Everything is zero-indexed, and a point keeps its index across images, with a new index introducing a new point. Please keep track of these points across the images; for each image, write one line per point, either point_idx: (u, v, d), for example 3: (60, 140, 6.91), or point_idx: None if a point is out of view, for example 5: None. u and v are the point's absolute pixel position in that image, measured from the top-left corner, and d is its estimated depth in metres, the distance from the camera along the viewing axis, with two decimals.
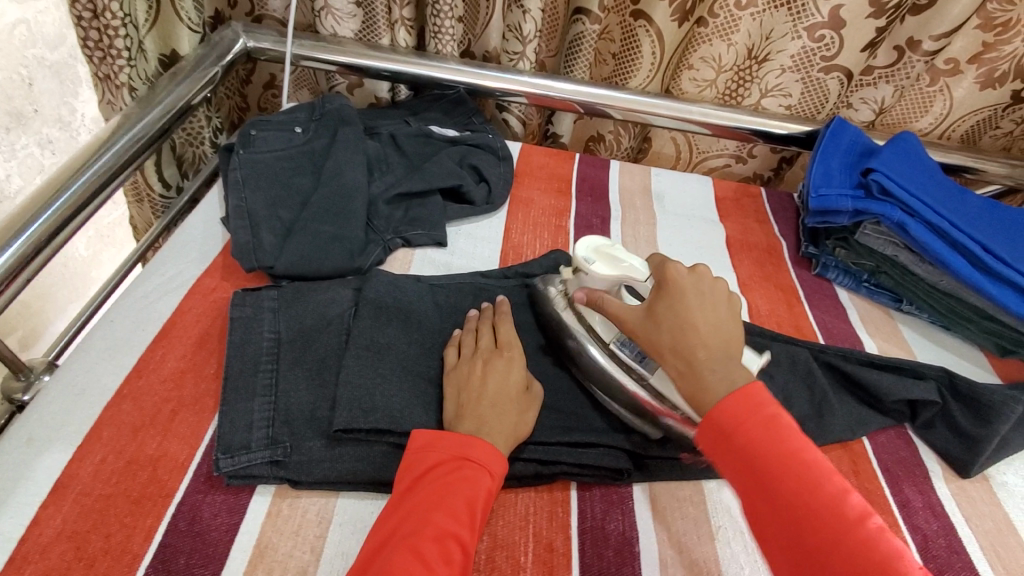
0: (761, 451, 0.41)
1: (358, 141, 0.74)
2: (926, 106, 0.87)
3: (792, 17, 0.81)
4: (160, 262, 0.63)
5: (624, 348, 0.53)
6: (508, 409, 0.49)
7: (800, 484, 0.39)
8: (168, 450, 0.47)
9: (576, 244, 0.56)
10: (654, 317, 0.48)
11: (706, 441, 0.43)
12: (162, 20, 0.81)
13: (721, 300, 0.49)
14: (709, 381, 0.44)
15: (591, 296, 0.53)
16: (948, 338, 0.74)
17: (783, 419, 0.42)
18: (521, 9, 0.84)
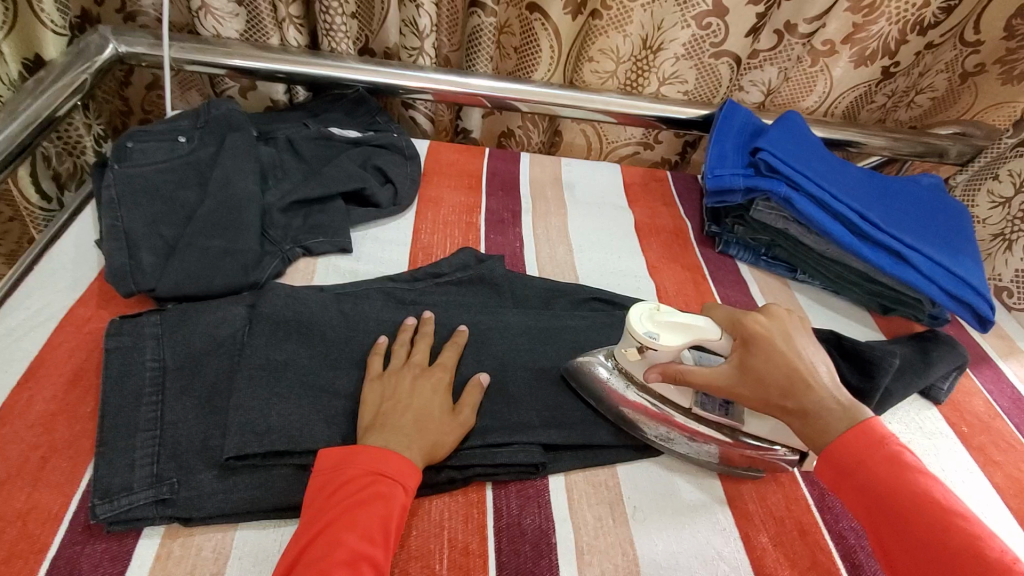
0: (888, 487, 0.42)
1: (249, 148, 0.69)
2: (810, 86, 0.93)
3: (679, 7, 0.84)
4: (25, 294, 0.56)
5: (709, 410, 0.52)
6: (427, 427, 0.47)
7: (934, 521, 0.40)
8: (40, 501, 0.43)
9: (629, 318, 0.50)
10: (749, 370, 0.48)
11: (829, 474, 0.45)
12: (20, 23, 0.73)
13: (804, 332, 0.50)
14: (833, 423, 0.45)
15: (669, 372, 0.50)
16: (839, 301, 0.79)
17: (911, 457, 0.43)
18: (414, 4, 0.82)
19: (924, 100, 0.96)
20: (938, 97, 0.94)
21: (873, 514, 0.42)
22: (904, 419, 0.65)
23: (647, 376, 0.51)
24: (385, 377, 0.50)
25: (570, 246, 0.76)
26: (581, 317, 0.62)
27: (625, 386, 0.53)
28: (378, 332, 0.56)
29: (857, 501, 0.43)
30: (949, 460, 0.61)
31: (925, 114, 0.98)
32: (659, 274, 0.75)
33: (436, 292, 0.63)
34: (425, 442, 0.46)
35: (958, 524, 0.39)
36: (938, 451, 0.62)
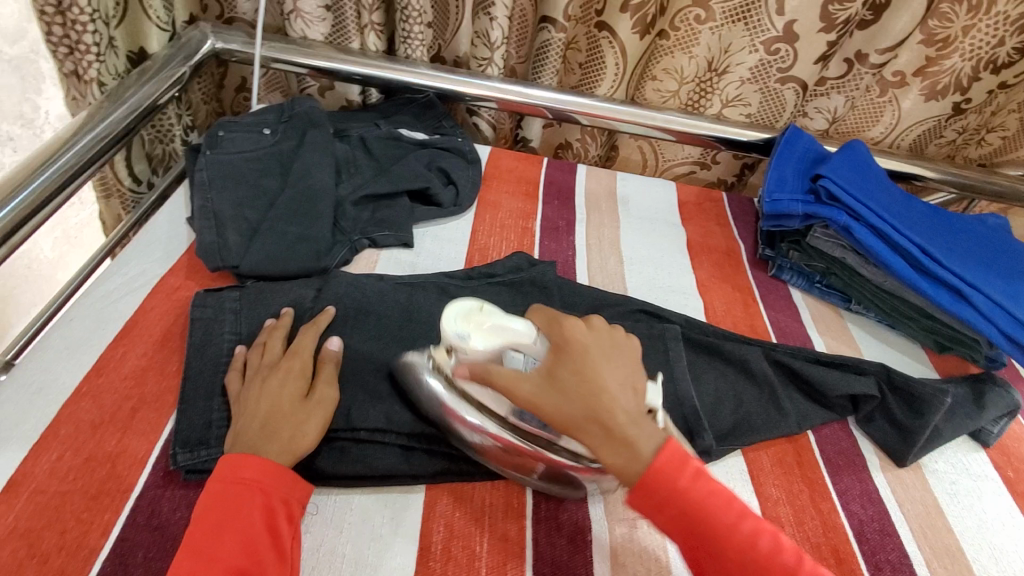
0: (701, 512, 0.41)
1: (326, 144, 0.74)
2: (876, 116, 0.92)
3: (748, 31, 0.85)
4: (124, 261, 0.62)
5: (525, 420, 0.47)
6: (279, 427, 0.46)
7: (741, 533, 0.41)
8: (129, 446, 0.47)
9: (443, 317, 0.48)
10: (558, 385, 0.44)
11: (642, 506, 0.41)
12: (131, 16, 0.79)
13: (622, 349, 0.47)
14: (639, 446, 0.42)
15: (474, 370, 0.46)
16: (892, 335, 0.78)
17: (704, 473, 0.42)
18: (487, 17, 0.86)
19: (995, 139, 0.93)
20: (1009, 137, 0.92)
21: (692, 544, 0.41)
22: (951, 459, 0.63)
23: (455, 372, 0.47)
24: (239, 400, 0.49)
25: (621, 258, 0.78)
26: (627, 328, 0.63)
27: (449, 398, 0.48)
28: (431, 324, 0.58)
29: (675, 534, 0.41)
30: (992, 503, 0.60)
31: (995, 153, 0.95)
32: (709, 293, 0.76)
33: (489, 290, 0.66)
34: (287, 445, 0.45)
35: (757, 530, 0.41)
36: (982, 493, 0.60)
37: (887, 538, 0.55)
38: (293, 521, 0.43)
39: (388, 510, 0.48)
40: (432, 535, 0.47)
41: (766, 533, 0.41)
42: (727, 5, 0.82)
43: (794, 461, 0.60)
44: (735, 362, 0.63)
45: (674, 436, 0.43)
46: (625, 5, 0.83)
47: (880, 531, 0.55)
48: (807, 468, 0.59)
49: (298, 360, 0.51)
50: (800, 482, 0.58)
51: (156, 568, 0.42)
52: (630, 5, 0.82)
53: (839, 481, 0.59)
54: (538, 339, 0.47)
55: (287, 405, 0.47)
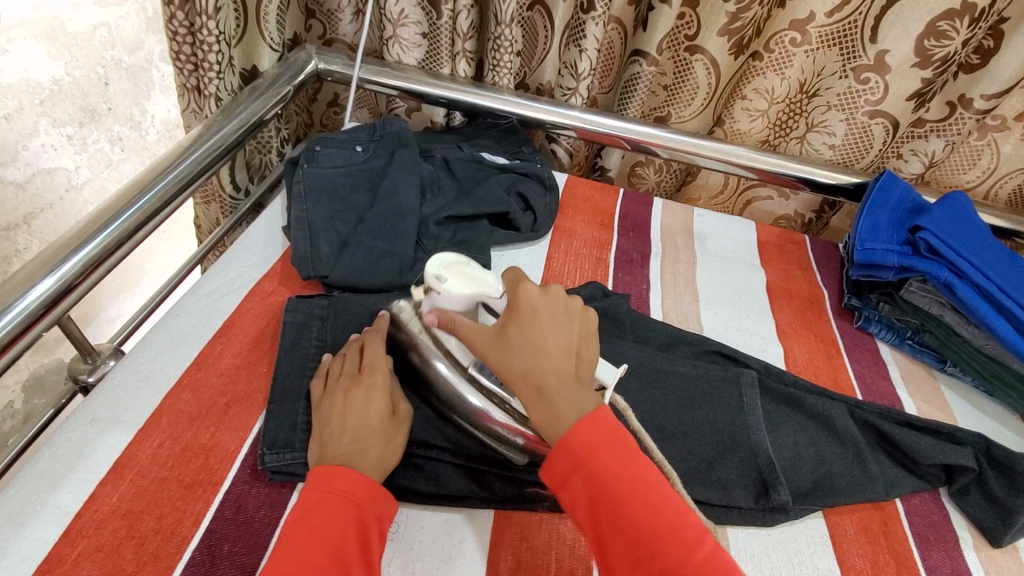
0: (612, 477, 0.41)
1: (414, 164, 0.77)
2: (974, 160, 0.88)
3: (843, 57, 0.83)
4: (225, 263, 0.67)
5: (484, 374, 0.52)
6: (369, 445, 0.47)
7: (647, 504, 0.40)
8: (220, 441, 0.50)
9: (427, 263, 0.53)
10: (504, 338, 0.46)
11: (559, 466, 0.43)
12: (248, 38, 0.85)
13: (573, 317, 0.48)
14: (561, 411, 0.44)
15: (443, 318, 0.51)
16: (990, 403, 0.72)
17: (629, 443, 0.43)
18: (578, 48, 0.87)
19: None
20: None
21: (598, 509, 0.41)
22: None
23: (426, 317, 0.53)
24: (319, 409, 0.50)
25: (696, 296, 0.76)
26: (702, 368, 0.61)
27: (434, 356, 0.53)
28: None
29: (581, 496, 0.42)
30: None
31: None
32: (789, 340, 0.73)
33: None
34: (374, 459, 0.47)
35: (663, 504, 0.40)
36: None
37: None
38: (383, 537, 0.44)
39: (456, 533, 0.48)
40: (500, 564, 0.47)
41: (670, 510, 0.40)
42: (826, 29, 0.80)
43: (879, 530, 0.56)
44: (818, 417, 0.60)
45: (610, 406, 0.45)
46: (722, 29, 0.82)
47: None
48: (894, 539, 0.55)
49: (380, 376, 0.52)
50: (886, 553, 0.54)
51: (240, 562, 0.44)
52: (728, 28, 0.81)
53: (929, 557, 0.55)
54: (504, 294, 0.51)
55: (374, 421, 0.49)
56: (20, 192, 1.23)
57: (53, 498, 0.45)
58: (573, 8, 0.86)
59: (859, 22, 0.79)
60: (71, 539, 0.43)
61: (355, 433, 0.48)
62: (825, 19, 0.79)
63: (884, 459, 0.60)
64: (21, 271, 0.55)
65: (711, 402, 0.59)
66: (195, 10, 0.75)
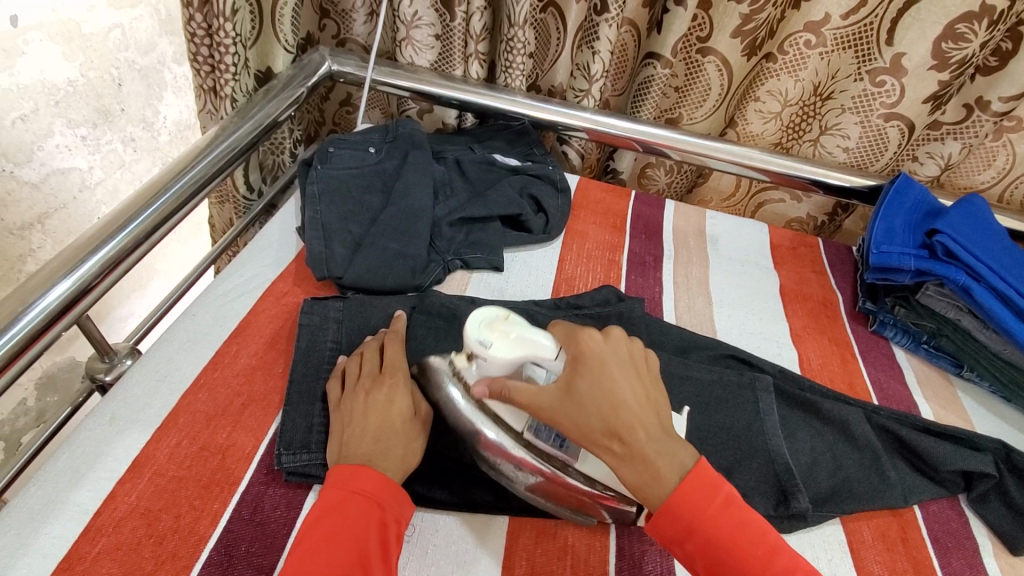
0: (726, 539, 0.41)
1: (427, 165, 0.77)
2: (988, 160, 0.86)
3: (858, 59, 0.82)
4: (240, 264, 0.67)
5: (541, 437, 0.48)
6: (390, 445, 0.48)
7: (764, 562, 0.41)
8: (237, 441, 0.50)
9: (465, 324, 0.47)
10: (574, 396, 0.44)
11: (666, 531, 0.42)
12: (263, 39, 0.86)
13: (639, 361, 0.47)
14: (662, 469, 0.43)
15: (494, 386, 0.46)
16: (1009, 410, 0.71)
17: (734, 498, 0.43)
18: (590, 50, 0.87)
19: None
20: None
21: (714, 571, 0.42)
22: None
23: (476, 389, 0.48)
24: (340, 408, 0.51)
25: (709, 299, 0.76)
26: (716, 372, 0.61)
27: (449, 381, 0.51)
28: None
29: (695, 557, 0.42)
30: None
31: None
32: (803, 344, 0.72)
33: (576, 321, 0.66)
34: (393, 460, 0.47)
35: (778, 560, 0.41)
36: None
37: None
38: (402, 539, 0.44)
39: (472, 536, 0.49)
40: (514, 566, 0.47)
41: (788, 565, 0.41)
42: (840, 32, 0.79)
43: (897, 537, 0.55)
44: (834, 422, 0.60)
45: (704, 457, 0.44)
46: (736, 31, 0.81)
47: None
48: (912, 546, 0.55)
49: (401, 376, 0.52)
50: (904, 560, 0.54)
51: (257, 563, 0.44)
52: (742, 30, 0.81)
53: (947, 564, 0.54)
54: (559, 354, 0.46)
55: (398, 421, 0.49)
56: (35, 191, 1.25)
57: (73, 496, 0.45)
58: (586, 10, 0.86)
59: (876, 24, 0.78)
60: (90, 537, 0.43)
61: (375, 430, 0.48)
62: (840, 22, 0.78)
63: (902, 464, 0.60)
64: (41, 271, 0.56)
65: (725, 407, 0.58)
66: (212, 12, 0.76)
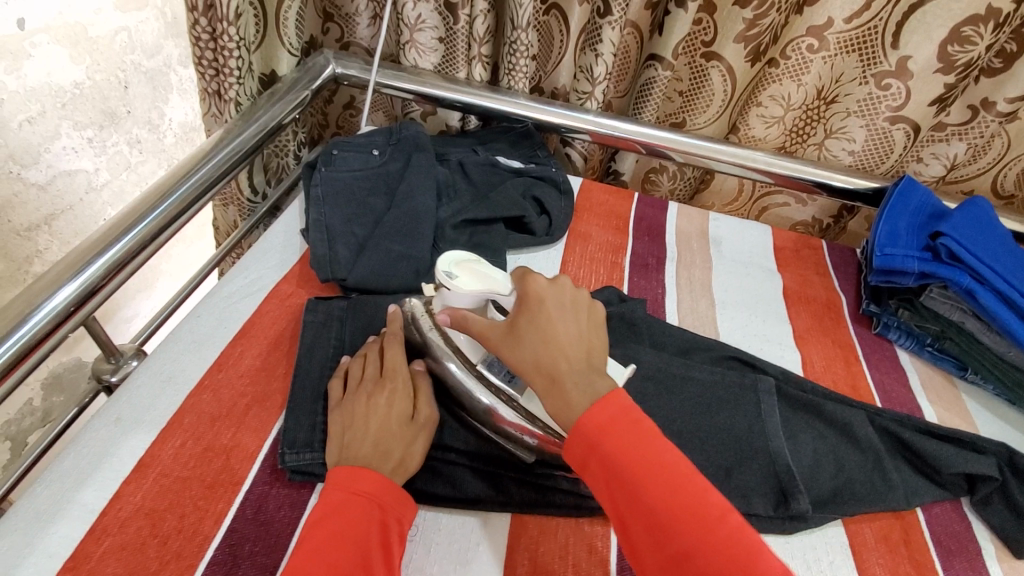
0: (626, 457, 0.41)
1: (430, 167, 0.78)
2: (983, 150, 0.87)
3: (862, 63, 0.82)
4: (245, 265, 0.68)
5: (494, 373, 0.52)
6: (392, 447, 0.48)
7: (665, 482, 0.40)
8: (241, 441, 0.51)
9: (439, 258, 0.53)
10: (515, 330, 0.48)
11: (575, 450, 0.43)
12: (267, 43, 0.86)
13: (582, 309, 0.49)
14: (572, 395, 0.44)
15: (455, 316, 0.51)
16: (1013, 412, 0.71)
17: (645, 423, 0.43)
18: (594, 53, 0.88)
19: None
20: None
21: (614, 491, 0.41)
22: None
23: (438, 317, 0.53)
24: (340, 409, 0.51)
25: (711, 301, 0.76)
26: (718, 374, 0.61)
27: (444, 352, 0.54)
28: None
29: (598, 477, 0.42)
30: None
31: None
32: (806, 346, 0.72)
33: None
34: (394, 463, 0.47)
35: (684, 482, 0.40)
36: None
37: None
38: (402, 541, 0.44)
39: (474, 536, 0.49)
40: (516, 567, 0.47)
41: (691, 487, 0.40)
42: (844, 36, 0.79)
43: (900, 539, 0.55)
44: (837, 424, 0.60)
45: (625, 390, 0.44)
46: (739, 36, 0.81)
47: None
48: (915, 548, 0.55)
49: (399, 380, 0.53)
50: (907, 563, 0.53)
51: (260, 562, 0.44)
52: (744, 35, 0.81)
53: (950, 567, 0.54)
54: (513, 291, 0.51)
55: (397, 425, 0.49)
56: (42, 193, 1.26)
57: (79, 496, 0.46)
58: (589, 13, 0.86)
59: (880, 27, 0.78)
60: (96, 537, 0.44)
61: (372, 433, 0.48)
62: (844, 25, 0.78)
63: (906, 466, 0.59)
64: (49, 273, 0.57)
65: (728, 409, 0.58)
66: (216, 16, 0.76)
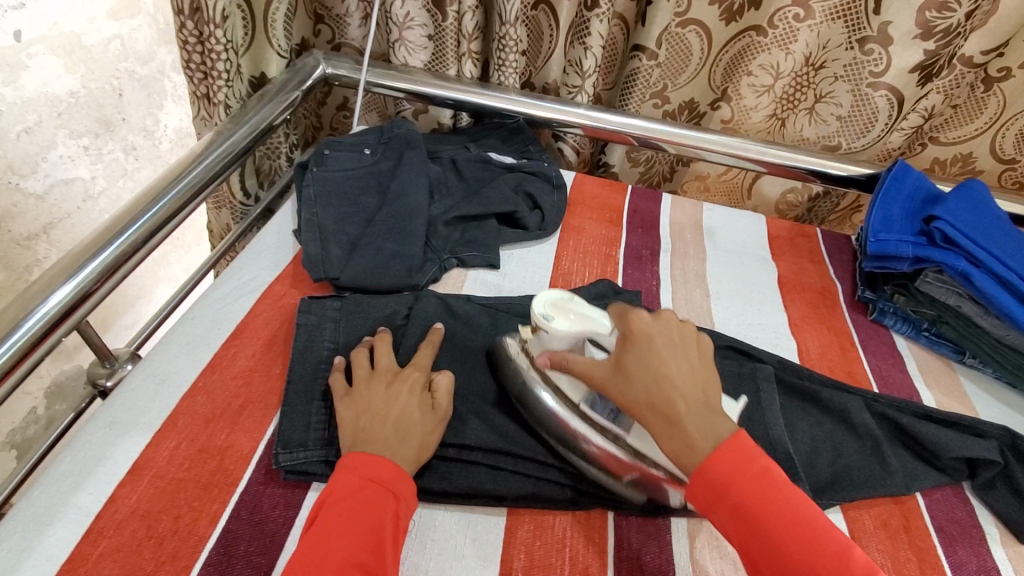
0: (762, 508, 0.41)
1: (422, 165, 0.77)
2: (979, 109, 0.87)
3: (848, 29, 0.82)
4: (238, 267, 0.68)
5: (597, 411, 0.51)
6: (411, 433, 0.48)
7: (804, 535, 0.41)
8: (235, 442, 0.51)
9: (534, 300, 0.52)
10: (623, 369, 0.47)
11: (700, 497, 0.43)
12: (256, 44, 0.86)
13: (688, 343, 0.49)
14: (697, 439, 0.44)
15: (555, 357, 0.51)
16: (1014, 396, 0.70)
17: (775, 472, 0.43)
18: (582, 46, 0.87)
19: None
20: None
21: (750, 543, 0.41)
22: None
23: (539, 360, 0.52)
24: (353, 397, 0.51)
25: (706, 291, 0.76)
26: (715, 364, 0.61)
27: (538, 384, 0.53)
28: None
29: (731, 526, 0.42)
30: None
31: None
32: (802, 333, 0.72)
33: None
34: (410, 450, 0.48)
35: (823, 540, 0.40)
36: None
37: None
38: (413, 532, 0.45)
39: (470, 530, 0.49)
40: (513, 562, 0.47)
41: (833, 543, 0.40)
42: (830, 4, 0.79)
43: (900, 525, 0.55)
44: (833, 411, 0.60)
45: (747, 432, 0.45)
46: None
47: None
48: (915, 534, 0.54)
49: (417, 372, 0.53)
50: (907, 549, 0.53)
51: (255, 562, 0.44)
52: None
53: (952, 553, 0.54)
54: (612, 330, 0.50)
55: (417, 414, 0.50)
56: (40, 203, 1.25)
57: (74, 500, 0.46)
58: (577, 6, 0.86)
59: None
60: (92, 539, 0.44)
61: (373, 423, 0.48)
62: None
63: (904, 450, 0.59)
64: (41, 278, 0.57)
65: (725, 397, 0.58)
66: (202, 20, 0.77)
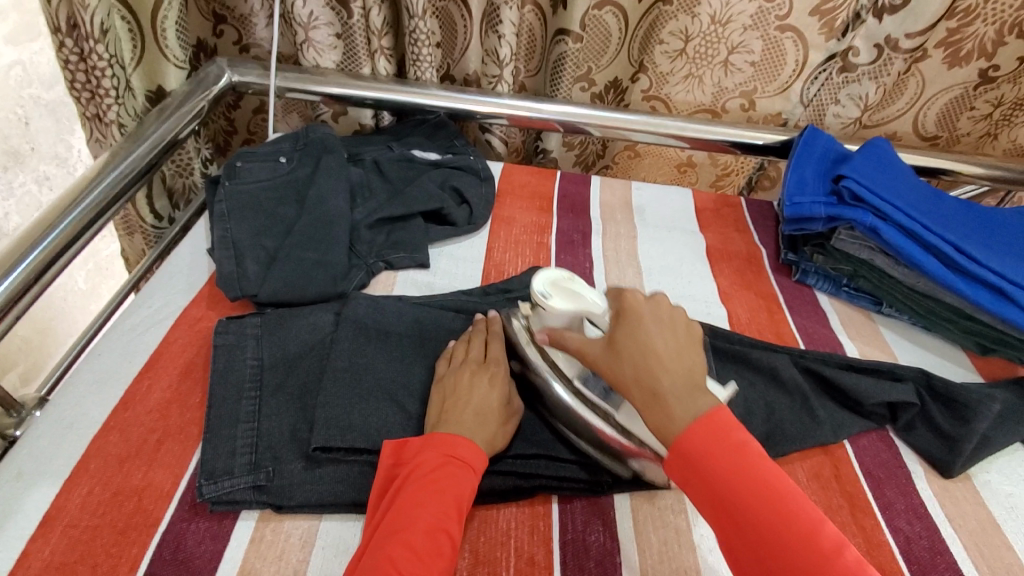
0: (733, 480, 0.40)
1: (340, 169, 0.75)
2: (901, 89, 0.92)
3: None
4: (150, 293, 0.64)
5: (590, 388, 0.51)
6: (489, 420, 0.50)
7: (776, 510, 0.38)
8: (154, 479, 0.48)
9: (533, 278, 0.54)
10: (615, 348, 0.46)
11: (676, 470, 0.42)
12: (149, 56, 0.81)
13: (680, 324, 0.47)
14: (676, 413, 0.42)
15: (552, 335, 0.51)
16: (929, 337, 0.74)
17: (752, 446, 0.41)
18: (496, 35, 0.86)
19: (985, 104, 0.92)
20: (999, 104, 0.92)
21: (719, 515, 0.40)
22: (1002, 468, 0.60)
23: (538, 337, 0.53)
24: (442, 387, 0.52)
25: (639, 269, 0.77)
26: None
27: (548, 374, 0.53)
28: (442, 340, 0.59)
29: (705, 501, 0.40)
30: None
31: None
32: (731, 301, 0.74)
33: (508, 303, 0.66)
34: (488, 433, 0.49)
35: (795, 513, 0.39)
36: None
37: (939, 556, 0.52)
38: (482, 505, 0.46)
39: None
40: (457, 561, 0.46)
41: (805, 518, 0.38)
42: None
43: (831, 475, 0.57)
44: (764, 371, 0.62)
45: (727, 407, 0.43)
46: None
47: (929, 548, 0.52)
48: (846, 482, 0.57)
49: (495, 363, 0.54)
50: (839, 497, 0.56)
51: None
52: None
53: (881, 495, 0.56)
54: (607, 310, 0.51)
55: (496, 404, 0.51)
56: None
57: None
58: None
59: None
60: None
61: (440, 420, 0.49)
62: None
63: (833, 400, 0.62)
64: None
65: None
66: (81, 36, 0.72)
